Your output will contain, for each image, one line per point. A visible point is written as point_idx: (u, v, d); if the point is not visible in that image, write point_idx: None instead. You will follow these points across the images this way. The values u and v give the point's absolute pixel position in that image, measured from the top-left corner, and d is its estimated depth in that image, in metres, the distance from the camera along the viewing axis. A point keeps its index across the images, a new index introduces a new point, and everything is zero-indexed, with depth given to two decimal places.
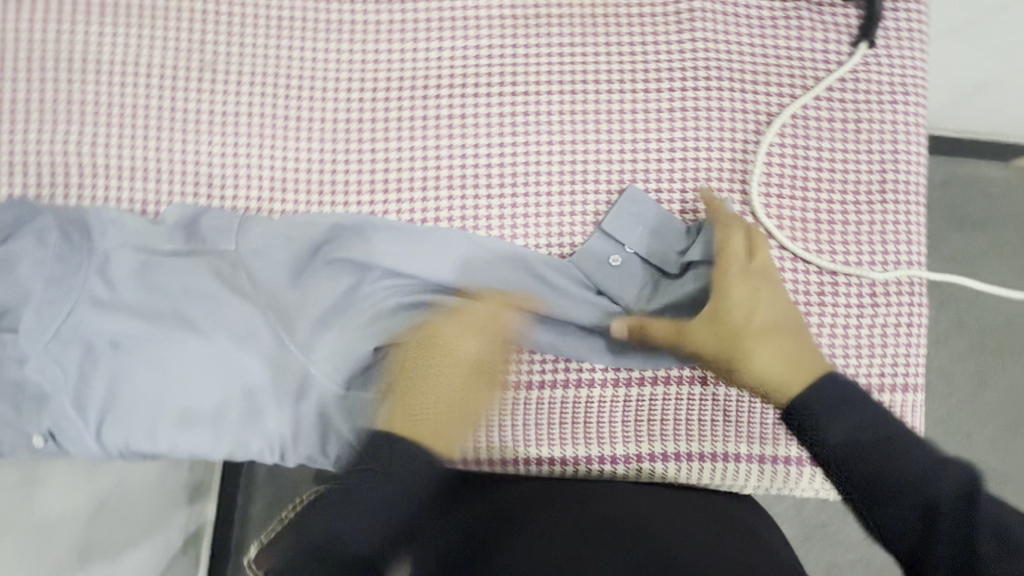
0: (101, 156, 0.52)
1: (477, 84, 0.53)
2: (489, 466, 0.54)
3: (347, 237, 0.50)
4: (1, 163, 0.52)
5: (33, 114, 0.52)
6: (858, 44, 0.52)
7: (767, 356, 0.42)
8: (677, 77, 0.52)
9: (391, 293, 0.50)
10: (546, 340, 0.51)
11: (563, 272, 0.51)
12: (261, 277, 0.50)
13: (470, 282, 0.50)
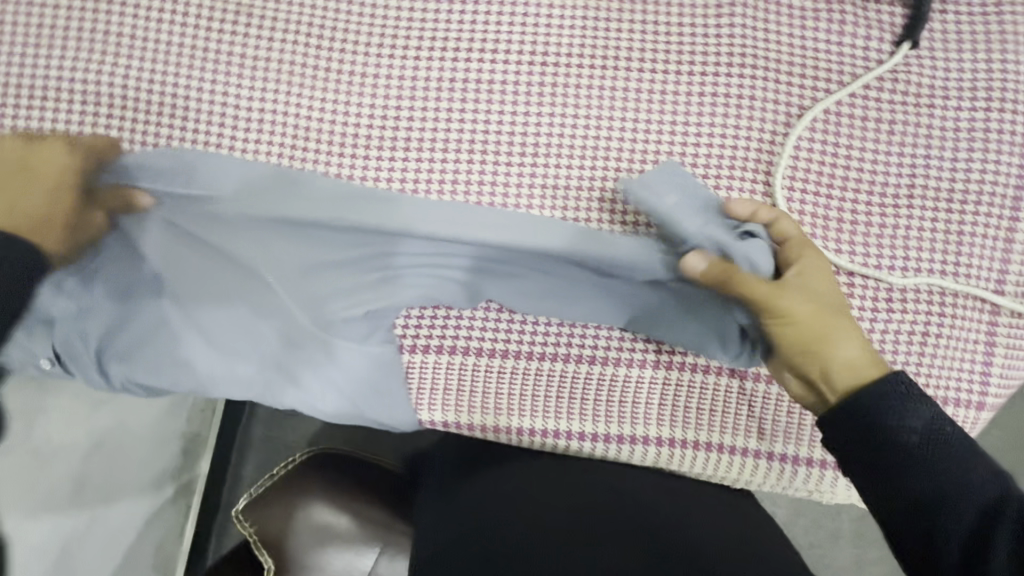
0: (122, 88, 0.52)
1: (508, 50, 0.52)
2: (483, 431, 0.55)
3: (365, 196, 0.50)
4: (18, 84, 0.51)
5: (57, 39, 0.52)
6: (901, 44, 0.51)
7: (840, 350, 0.42)
8: (712, 61, 0.51)
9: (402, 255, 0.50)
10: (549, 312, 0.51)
11: (584, 248, 0.49)
12: (275, 225, 0.49)
13: (484, 249, 0.50)
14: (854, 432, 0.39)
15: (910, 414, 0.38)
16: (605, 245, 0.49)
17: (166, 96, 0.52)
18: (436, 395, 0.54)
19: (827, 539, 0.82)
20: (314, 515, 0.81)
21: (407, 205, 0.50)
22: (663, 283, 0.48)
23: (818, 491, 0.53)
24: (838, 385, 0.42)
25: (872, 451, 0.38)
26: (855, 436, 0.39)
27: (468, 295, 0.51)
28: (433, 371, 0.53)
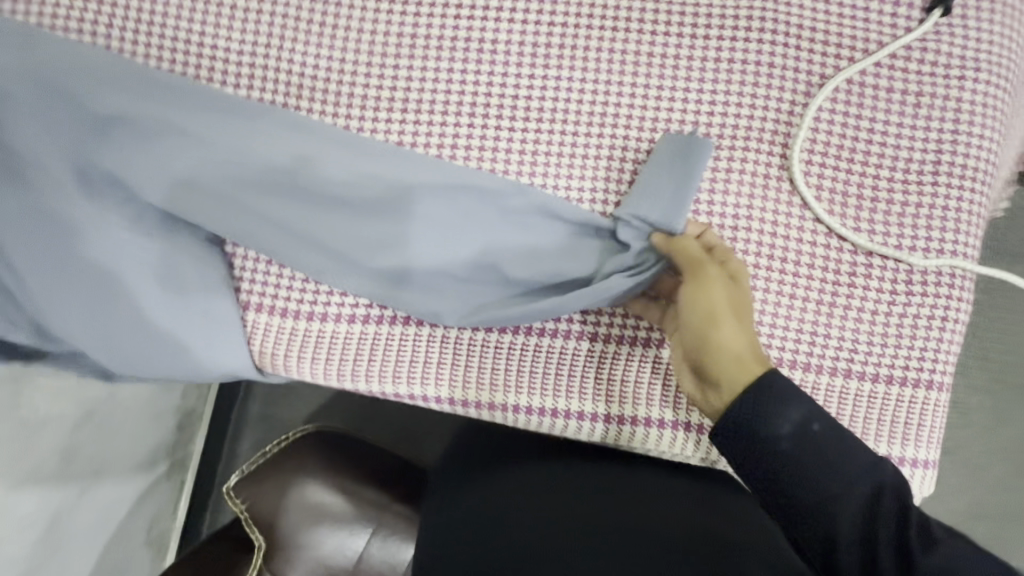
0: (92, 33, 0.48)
1: (514, 7, 0.49)
2: (477, 410, 0.49)
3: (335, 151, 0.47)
4: None
5: None
6: (932, 10, 0.48)
7: (730, 340, 0.41)
8: (729, 26, 0.49)
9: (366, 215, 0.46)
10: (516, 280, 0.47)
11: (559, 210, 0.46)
12: (230, 170, 0.45)
13: (454, 209, 0.46)
14: (741, 441, 0.39)
15: (785, 414, 0.38)
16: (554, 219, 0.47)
17: (144, 43, 0.48)
18: (425, 369, 0.49)
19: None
20: (305, 498, 0.80)
21: (382, 164, 0.46)
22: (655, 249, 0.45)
23: None
24: (727, 381, 0.40)
25: (760, 463, 0.39)
26: (742, 446, 0.39)
27: (406, 282, 0.46)
28: (423, 344, 0.49)
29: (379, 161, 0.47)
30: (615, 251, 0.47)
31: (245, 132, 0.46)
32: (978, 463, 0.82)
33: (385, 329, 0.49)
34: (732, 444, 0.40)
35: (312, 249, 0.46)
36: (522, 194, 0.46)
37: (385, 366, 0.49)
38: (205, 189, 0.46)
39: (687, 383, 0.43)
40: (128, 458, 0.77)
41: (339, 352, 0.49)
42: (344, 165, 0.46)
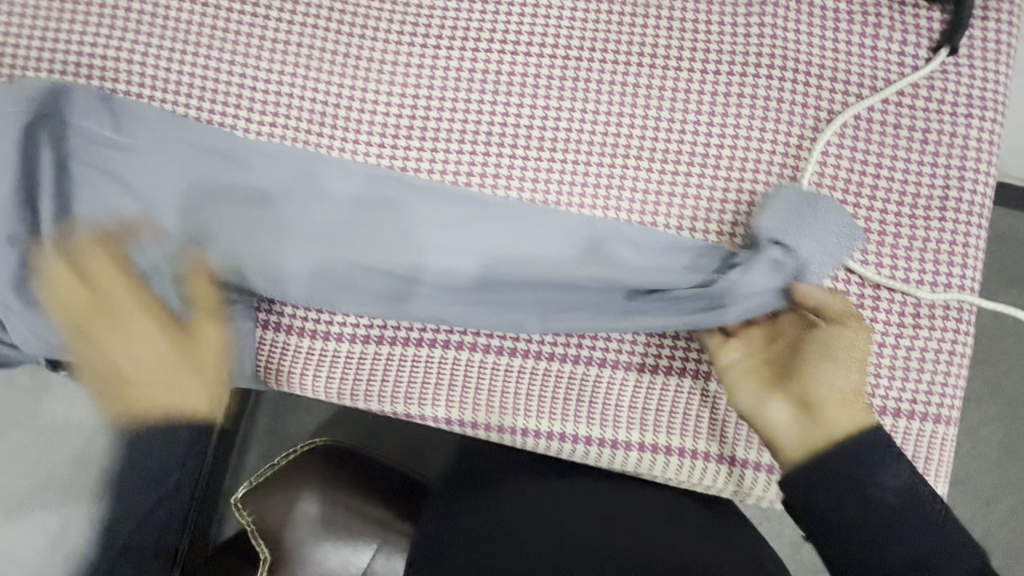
0: (128, 62, 0.50)
1: (530, 42, 0.51)
2: (486, 432, 0.50)
3: (354, 178, 0.48)
4: (28, 55, 0.50)
5: (67, 11, 0.50)
6: (939, 50, 0.49)
7: (846, 389, 0.43)
8: (738, 62, 0.50)
9: (389, 238, 0.47)
10: (535, 308, 0.47)
11: (571, 235, 0.48)
12: (259, 198, 0.48)
13: (472, 236, 0.47)
14: (839, 479, 0.40)
15: (892, 469, 0.40)
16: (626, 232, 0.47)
17: (175, 71, 0.50)
18: (437, 390, 0.50)
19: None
20: (318, 512, 0.80)
21: (399, 190, 0.48)
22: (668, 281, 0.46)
23: None
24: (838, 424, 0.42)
25: (855, 502, 0.40)
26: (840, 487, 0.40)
27: (427, 304, 0.47)
28: (436, 366, 0.50)
29: (374, 185, 0.48)
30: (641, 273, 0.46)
31: (269, 160, 0.48)
32: (989, 496, 0.80)
33: (398, 350, 0.50)
34: (829, 483, 0.40)
35: (336, 272, 0.47)
36: (516, 214, 0.48)
37: (398, 387, 0.50)
38: (212, 220, 0.47)
39: (777, 413, 0.44)
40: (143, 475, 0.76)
41: (354, 370, 0.50)
42: (363, 190, 0.48)
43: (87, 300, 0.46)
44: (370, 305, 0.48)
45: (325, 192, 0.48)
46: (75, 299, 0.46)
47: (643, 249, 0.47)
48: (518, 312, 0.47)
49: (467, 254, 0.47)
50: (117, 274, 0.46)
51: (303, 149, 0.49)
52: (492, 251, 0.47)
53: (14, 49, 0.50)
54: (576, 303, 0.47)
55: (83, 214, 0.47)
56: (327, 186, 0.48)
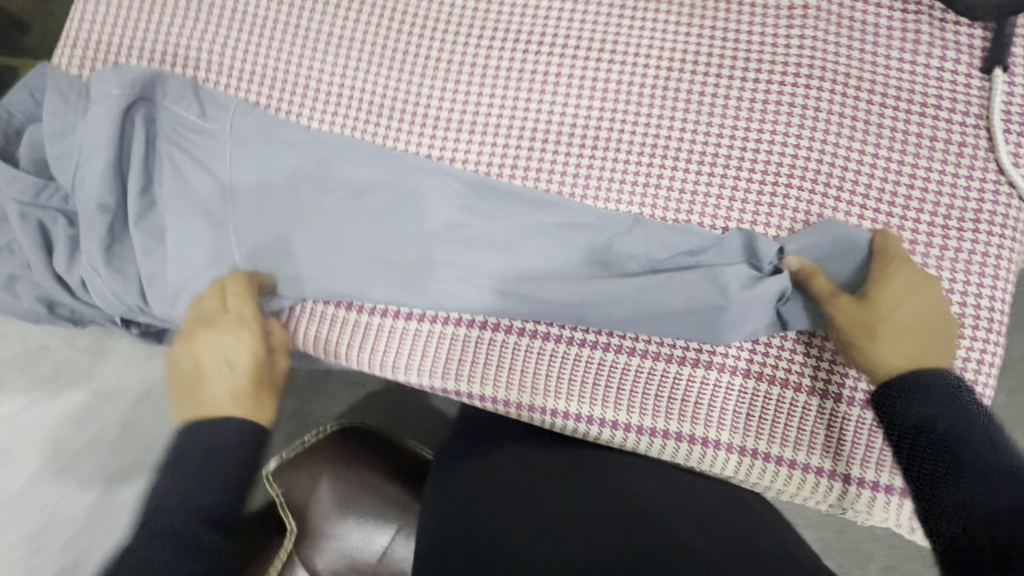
0: (209, 53, 0.55)
1: (579, 45, 0.54)
2: (515, 410, 0.53)
3: (411, 173, 0.52)
4: (121, 43, 0.55)
5: (158, 6, 0.56)
6: (993, 70, 0.50)
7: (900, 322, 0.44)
8: (776, 70, 0.53)
9: (438, 230, 0.51)
10: (570, 299, 0.49)
11: (601, 228, 0.50)
12: (323, 187, 0.52)
13: (517, 231, 0.51)
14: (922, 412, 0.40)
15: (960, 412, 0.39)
16: (680, 233, 0.50)
17: (251, 64, 0.55)
18: (473, 369, 0.52)
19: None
20: (336, 490, 0.84)
21: (451, 183, 0.52)
22: (702, 285, 0.48)
23: (852, 510, 0.49)
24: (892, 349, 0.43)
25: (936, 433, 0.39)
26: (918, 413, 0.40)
27: (478, 301, 0.51)
28: (472, 345, 0.52)
29: (428, 181, 0.52)
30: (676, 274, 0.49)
31: (335, 153, 0.52)
32: None
33: (439, 328, 0.53)
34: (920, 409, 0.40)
35: (388, 258, 0.51)
36: (561, 211, 0.51)
37: (437, 362, 0.53)
38: (280, 215, 0.51)
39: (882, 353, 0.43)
40: None
41: (397, 344, 0.53)
42: (418, 182, 0.52)
43: (217, 317, 0.48)
44: (415, 290, 0.51)
45: (391, 186, 0.52)
46: (215, 323, 0.48)
47: (687, 251, 0.49)
48: (564, 309, 0.49)
49: (511, 259, 0.50)
50: (250, 302, 0.49)
51: (365, 145, 0.53)
52: (539, 251, 0.50)
53: (106, 33, 0.55)
54: (629, 301, 0.48)
55: (165, 191, 0.51)
56: (384, 178, 0.52)
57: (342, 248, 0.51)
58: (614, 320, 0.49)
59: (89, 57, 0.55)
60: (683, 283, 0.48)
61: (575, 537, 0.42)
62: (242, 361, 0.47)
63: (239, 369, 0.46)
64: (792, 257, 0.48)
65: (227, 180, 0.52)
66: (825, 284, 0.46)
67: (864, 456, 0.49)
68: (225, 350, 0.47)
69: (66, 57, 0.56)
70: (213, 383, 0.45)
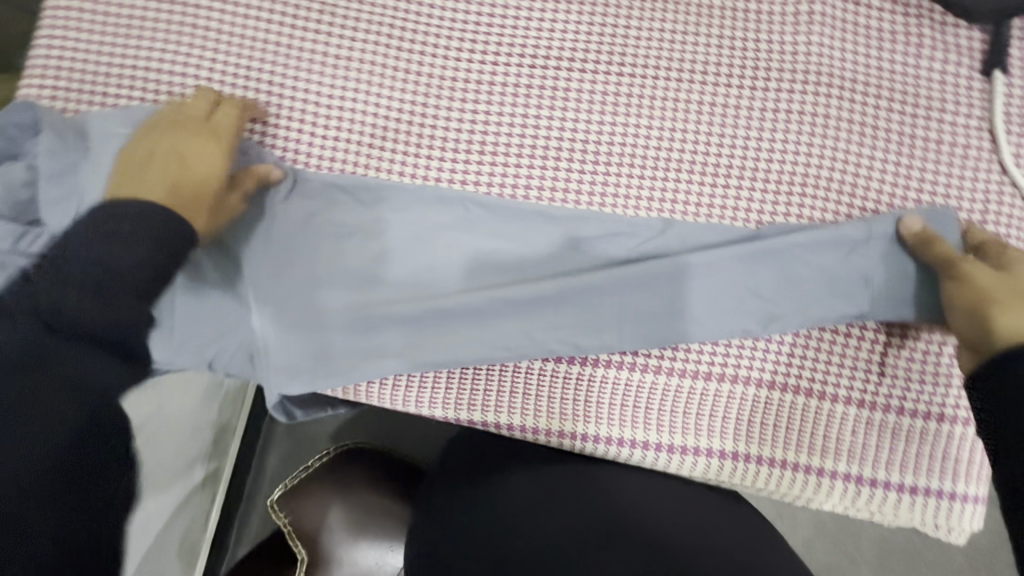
0: (196, 78, 0.51)
1: (585, 59, 0.53)
2: (545, 437, 0.52)
3: (429, 205, 0.51)
4: (96, 70, 0.51)
5: (136, 29, 0.52)
6: (992, 72, 0.51)
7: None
8: (785, 79, 0.52)
9: (460, 264, 0.50)
10: (598, 325, 0.49)
11: (617, 241, 0.50)
12: (339, 225, 0.50)
13: (539, 258, 0.50)
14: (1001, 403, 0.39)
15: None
16: (703, 229, 0.50)
17: (243, 89, 0.52)
18: (500, 398, 0.51)
19: (842, 560, 0.81)
20: (347, 516, 0.81)
21: (470, 215, 0.51)
22: (722, 301, 0.49)
23: (879, 512, 0.50)
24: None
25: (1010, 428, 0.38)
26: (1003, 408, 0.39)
27: (505, 335, 0.49)
28: (499, 375, 0.51)
29: (448, 214, 0.51)
30: (698, 292, 0.49)
31: (349, 191, 0.51)
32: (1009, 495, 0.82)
33: None
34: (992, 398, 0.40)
35: (409, 295, 0.50)
36: (572, 232, 0.51)
37: (460, 395, 0.51)
38: (279, 254, 0.50)
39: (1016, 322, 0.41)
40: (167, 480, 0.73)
41: (418, 381, 0.51)
42: (437, 216, 0.51)
43: (194, 121, 0.47)
44: (440, 328, 0.49)
45: (409, 221, 0.51)
46: (189, 119, 0.47)
47: (705, 266, 0.49)
48: (574, 331, 0.49)
49: (521, 281, 0.49)
50: (216, 143, 0.47)
51: (378, 179, 0.51)
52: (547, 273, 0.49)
53: (80, 60, 0.51)
54: (646, 317, 0.49)
55: None
56: (401, 214, 0.51)
57: (364, 288, 0.50)
58: (638, 339, 0.49)
59: (62, 86, 0.51)
60: (704, 305, 0.49)
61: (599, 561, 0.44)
62: (188, 147, 0.46)
63: (191, 149, 0.46)
64: (809, 269, 0.49)
65: (238, 223, 0.50)
66: (947, 251, 0.46)
67: (888, 459, 0.50)
68: (175, 141, 0.46)
69: (34, 87, 0.51)
70: (160, 158, 0.45)
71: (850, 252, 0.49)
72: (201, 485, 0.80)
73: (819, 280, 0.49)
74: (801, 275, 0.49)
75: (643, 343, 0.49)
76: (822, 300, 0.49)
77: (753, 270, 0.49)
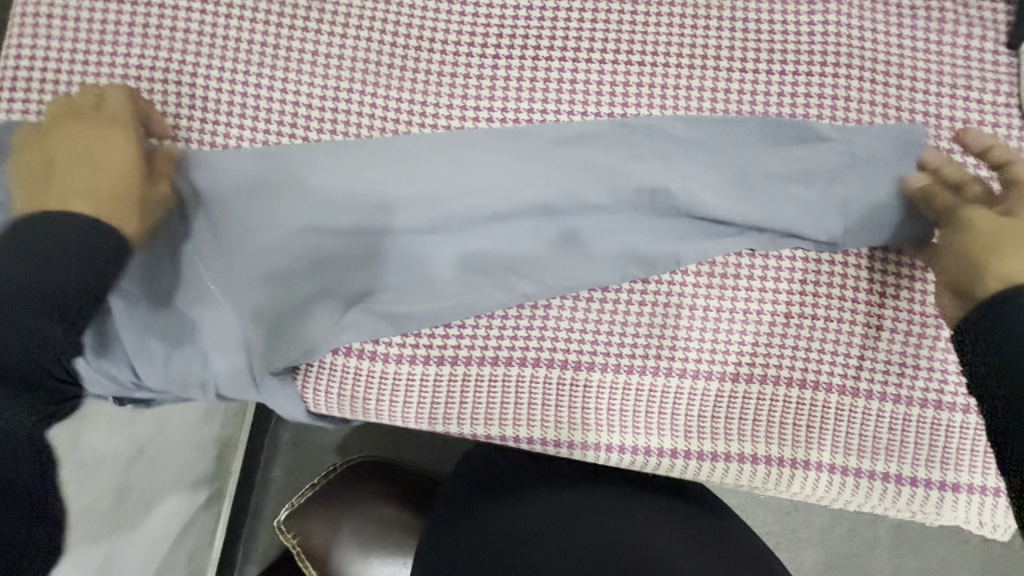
0: (176, 85, 0.48)
1: (591, 48, 0.50)
2: (567, 449, 0.49)
3: (409, 153, 0.47)
4: (69, 81, 0.48)
5: (108, 35, 0.48)
6: (1018, 46, 0.49)
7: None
8: (804, 61, 0.49)
9: (449, 210, 0.46)
10: (603, 264, 0.47)
11: (620, 176, 0.46)
12: (315, 182, 0.47)
13: (531, 194, 0.46)
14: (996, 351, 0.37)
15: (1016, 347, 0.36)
16: (710, 148, 0.47)
17: (224, 96, 0.48)
18: (518, 411, 0.49)
19: (861, 548, 0.79)
20: (359, 533, 0.78)
21: (451, 158, 0.47)
22: (723, 231, 0.47)
23: (921, 512, 0.48)
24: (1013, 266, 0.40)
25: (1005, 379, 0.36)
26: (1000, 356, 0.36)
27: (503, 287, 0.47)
28: (517, 386, 0.48)
29: (429, 160, 0.47)
30: (698, 222, 0.47)
31: (321, 148, 0.47)
32: None
33: (474, 371, 0.49)
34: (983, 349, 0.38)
35: (399, 249, 0.47)
36: (575, 159, 0.47)
37: (477, 408, 0.49)
38: (253, 203, 0.46)
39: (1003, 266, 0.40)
40: (168, 507, 0.69)
41: (431, 394, 0.49)
42: (418, 163, 0.47)
43: (86, 114, 0.45)
44: (439, 283, 0.47)
45: (389, 172, 0.47)
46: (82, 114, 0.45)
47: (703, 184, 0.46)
48: (580, 267, 0.47)
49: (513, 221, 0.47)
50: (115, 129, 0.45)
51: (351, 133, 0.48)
52: (542, 219, 0.47)
53: (53, 71, 0.48)
54: (656, 244, 0.47)
55: None
56: (379, 165, 0.47)
57: (351, 247, 0.46)
58: (639, 267, 0.47)
59: (34, 100, 0.47)
60: (708, 228, 0.47)
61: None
62: (87, 146, 0.44)
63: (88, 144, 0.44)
64: (808, 189, 0.47)
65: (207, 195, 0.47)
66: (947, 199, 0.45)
67: (928, 456, 0.47)
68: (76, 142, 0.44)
69: (5, 102, 0.47)
70: (71, 161, 0.43)
71: (848, 163, 0.47)
72: (206, 506, 0.77)
73: (820, 204, 0.47)
74: (798, 191, 0.47)
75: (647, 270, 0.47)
76: (823, 216, 0.47)
77: (766, 191, 0.47)
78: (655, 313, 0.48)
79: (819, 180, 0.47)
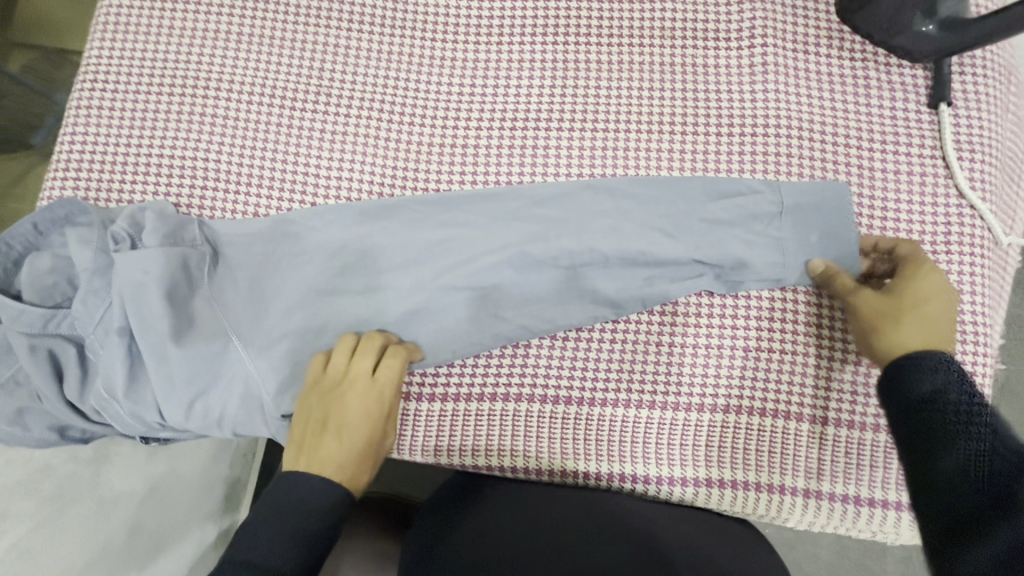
0: (204, 161, 0.56)
1: (561, 118, 0.57)
2: (549, 476, 0.54)
3: (401, 214, 0.54)
4: (114, 160, 0.56)
5: (147, 121, 0.56)
6: (937, 106, 0.55)
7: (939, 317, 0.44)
8: (748, 124, 0.56)
9: (437, 265, 0.52)
10: (576, 308, 0.52)
11: (589, 230, 0.52)
12: (320, 244, 0.53)
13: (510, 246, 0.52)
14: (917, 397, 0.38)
15: (922, 382, 0.39)
16: (668, 202, 0.53)
17: (245, 170, 0.56)
18: (502, 442, 0.53)
19: None
20: None
21: (439, 218, 0.53)
22: (684, 275, 0.52)
23: (882, 532, 0.51)
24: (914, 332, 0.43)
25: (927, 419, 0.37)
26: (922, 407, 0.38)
27: (487, 331, 0.52)
28: (501, 419, 0.53)
29: (418, 220, 0.54)
30: (660, 269, 0.52)
31: (324, 213, 0.54)
32: None
33: (462, 407, 0.54)
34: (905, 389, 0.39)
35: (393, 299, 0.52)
36: (547, 214, 0.53)
37: (464, 441, 0.54)
38: (261, 263, 0.53)
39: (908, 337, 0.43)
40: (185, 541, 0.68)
41: (422, 430, 0.54)
42: (409, 223, 0.53)
43: (360, 379, 0.48)
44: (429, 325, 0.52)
45: (383, 231, 0.53)
46: (354, 372, 0.48)
47: (664, 233, 0.52)
48: (554, 309, 0.52)
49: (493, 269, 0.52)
50: (380, 394, 0.48)
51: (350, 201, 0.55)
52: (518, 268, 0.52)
53: (99, 153, 0.56)
54: (621, 287, 0.52)
55: (134, 278, 0.49)
56: (375, 226, 0.54)
57: (351, 299, 0.52)
58: (606, 310, 0.52)
59: (85, 179, 0.55)
60: (672, 275, 0.52)
61: (586, 553, 0.43)
62: (365, 411, 0.48)
63: (361, 408, 0.48)
64: (759, 237, 0.52)
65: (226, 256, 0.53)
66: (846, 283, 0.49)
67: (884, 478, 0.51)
68: (354, 407, 0.47)
69: (60, 179, 0.55)
70: (345, 421, 0.47)
71: (792, 213, 0.52)
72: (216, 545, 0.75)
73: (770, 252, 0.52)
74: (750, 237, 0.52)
75: (615, 313, 0.53)
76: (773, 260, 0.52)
77: (722, 237, 0.52)
78: (625, 350, 0.53)
79: (768, 229, 0.52)
